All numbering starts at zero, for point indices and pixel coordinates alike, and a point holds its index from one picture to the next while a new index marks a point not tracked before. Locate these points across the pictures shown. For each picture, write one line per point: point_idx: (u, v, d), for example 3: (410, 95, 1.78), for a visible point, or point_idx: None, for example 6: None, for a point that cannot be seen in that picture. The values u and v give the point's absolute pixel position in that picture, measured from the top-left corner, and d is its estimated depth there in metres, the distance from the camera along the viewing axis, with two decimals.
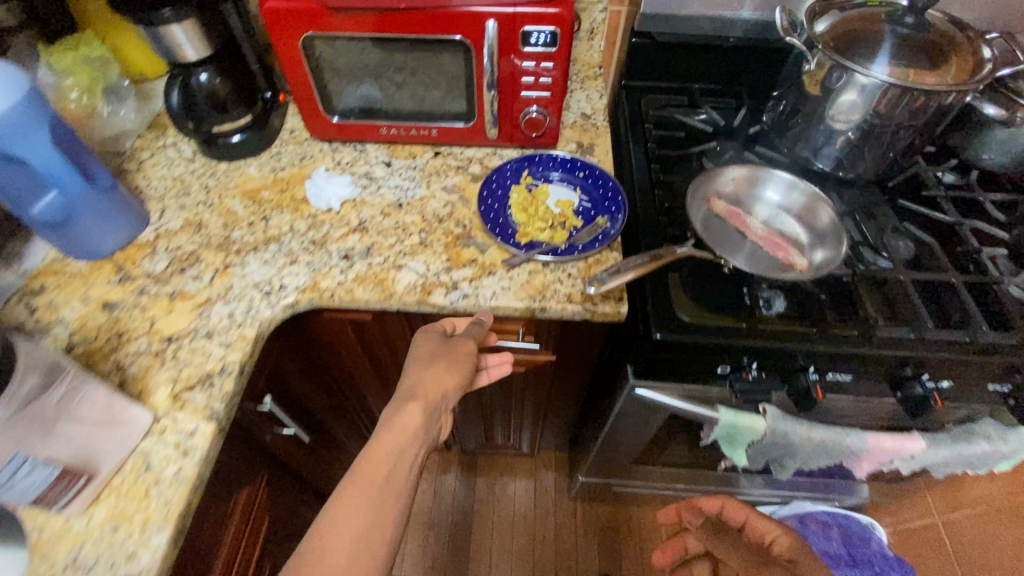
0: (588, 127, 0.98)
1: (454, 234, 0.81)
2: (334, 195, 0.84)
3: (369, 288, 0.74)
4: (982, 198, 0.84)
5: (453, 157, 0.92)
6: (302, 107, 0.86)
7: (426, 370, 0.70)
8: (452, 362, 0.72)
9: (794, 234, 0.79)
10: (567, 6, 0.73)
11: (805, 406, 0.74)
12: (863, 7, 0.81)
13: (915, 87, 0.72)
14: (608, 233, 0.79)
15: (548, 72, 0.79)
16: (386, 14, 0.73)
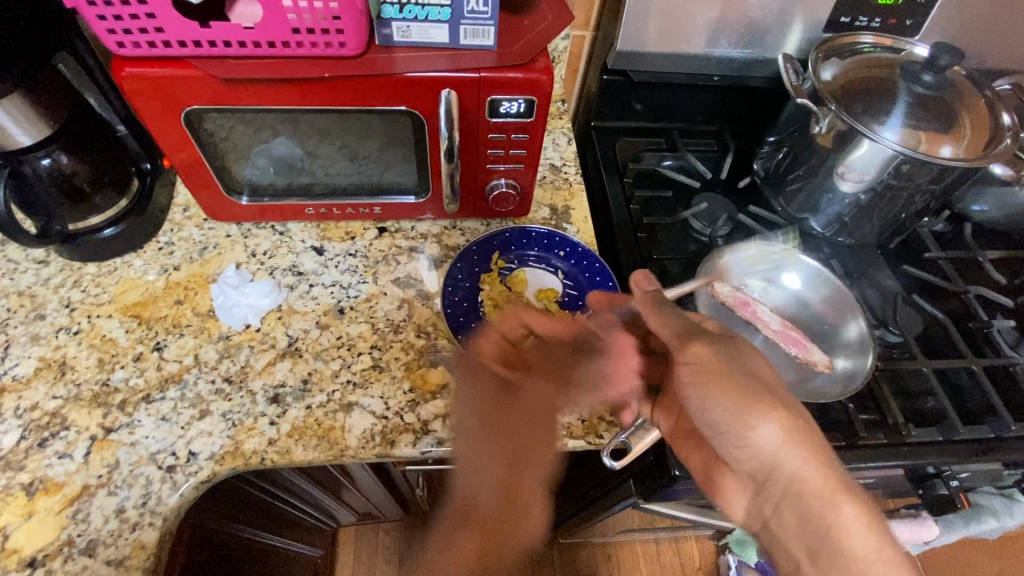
0: (559, 183, 0.83)
1: (416, 348, 0.65)
2: (250, 310, 0.64)
3: (313, 446, 0.57)
4: (981, 259, 0.79)
5: (402, 236, 0.74)
6: (198, 188, 0.65)
7: (463, 478, 0.52)
8: (531, 434, 0.53)
9: (808, 323, 0.70)
10: (545, 69, 0.58)
11: None
12: (864, 55, 0.72)
13: (934, 161, 0.65)
14: (604, 337, 0.66)
15: (521, 144, 0.63)
16: (306, 85, 0.54)
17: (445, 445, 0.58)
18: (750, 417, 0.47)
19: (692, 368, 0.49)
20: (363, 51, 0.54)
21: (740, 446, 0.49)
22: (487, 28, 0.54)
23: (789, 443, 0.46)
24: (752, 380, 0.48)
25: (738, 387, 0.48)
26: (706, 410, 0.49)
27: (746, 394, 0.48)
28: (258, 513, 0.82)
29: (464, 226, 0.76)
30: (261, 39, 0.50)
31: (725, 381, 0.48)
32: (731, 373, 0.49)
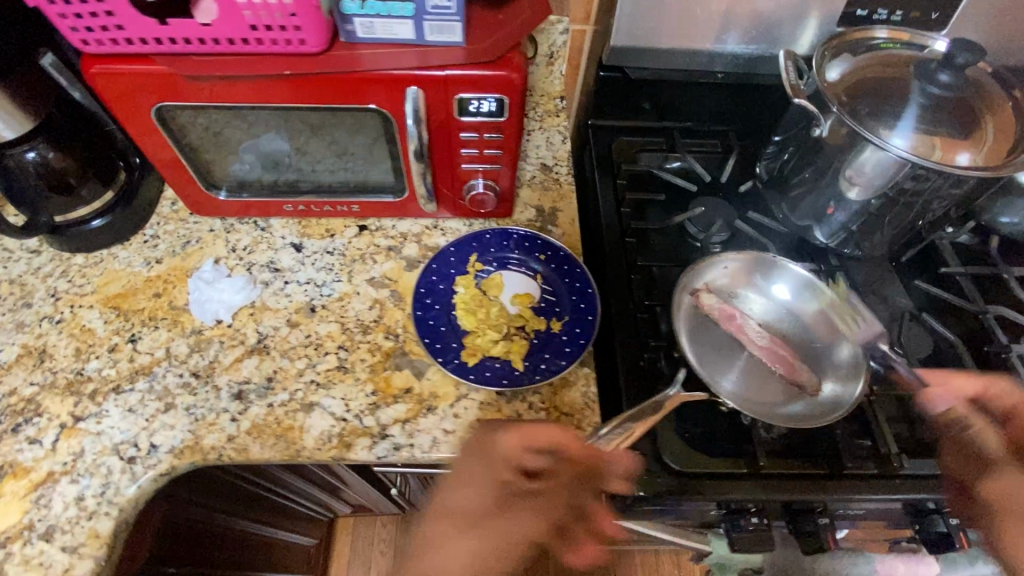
0: (549, 184, 0.80)
1: (383, 350, 0.64)
2: (223, 305, 0.65)
3: (270, 445, 0.57)
4: (1005, 276, 0.73)
5: (382, 234, 0.73)
6: (177, 183, 0.66)
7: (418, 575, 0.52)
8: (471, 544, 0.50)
9: (802, 341, 0.65)
10: (517, 67, 0.55)
11: (816, 553, 0.62)
12: (878, 52, 0.67)
13: (945, 169, 0.59)
14: (577, 347, 0.63)
15: (496, 144, 0.61)
16: (269, 82, 0.53)
17: (401, 451, 0.57)
18: (1005, 466, 0.55)
19: (969, 406, 0.58)
20: (326, 47, 0.52)
21: (989, 498, 0.54)
22: (453, 24, 0.51)
23: (1019, 479, 0.54)
24: (991, 427, 0.56)
25: (976, 438, 0.56)
26: (979, 449, 0.56)
27: (985, 431, 0.56)
28: (243, 505, 0.83)
29: (445, 226, 0.74)
30: (220, 35, 0.50)
31: (993, 447, 0.56)
32: (991, 442, 0.56)
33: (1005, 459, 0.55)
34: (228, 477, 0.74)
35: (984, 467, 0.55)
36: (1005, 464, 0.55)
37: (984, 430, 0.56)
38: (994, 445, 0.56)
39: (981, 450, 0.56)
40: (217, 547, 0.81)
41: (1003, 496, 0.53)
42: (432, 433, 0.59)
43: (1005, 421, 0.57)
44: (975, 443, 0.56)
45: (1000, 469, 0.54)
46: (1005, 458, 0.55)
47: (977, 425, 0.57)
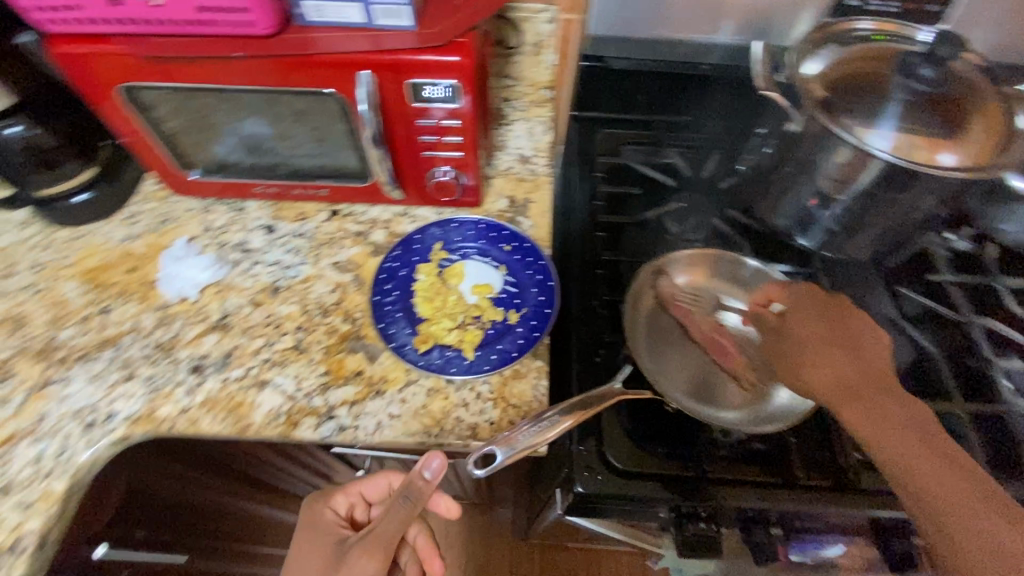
0: (524, 176, 0.79)
1: (339, 333, 0.64)
2: (189, 283, 0.68)
3: (221, 418, 0.59)
4: (999, 286, 0.68)
5: (352, 219, 0.74)
6: (153, 161, 0.68)
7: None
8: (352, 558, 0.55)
9: (761, 340, 0.63)
10: (468, 52, 0.55)
11: (767, 563, 0.60)
12: (867, 43, 0.63)
13: (924, 170, 0.56)
14: (530, 338, 0.63)
15: (453, 130, 0.61)
16: (224, 64, 0.55)
17: (345, 433, 0.58)
18: (835, 353, 0.54)
19: (784, 334, 0.58)
20: (278, 30, 0.54)
21: (853, 408, 0.50)
22: (401, 7, 0.52)
23: (862, 368, 0.53)
24: (838, 333, 0.56)
25: (801, 348, 0.56)
26: (828, 369, 0.53)
27: (805, 323, 0.57)
28: (243, 483, 0.84)
29: (415, 213, 0.75)
30: (172, 17, 0.51)
31: (814, 341, 0.56)
32: (789, 332, 0.58)
33: (809, 341, 0.56)
34: (213, 450, 0.74)
35: (809, 377, 0.54)
36: (824, 355, 0.55)
37: (801, 322, 0.58)
38: (794, 308, 0.59)
39: (812, 375, 0.54)
40: (217, 525, 0.82)
41: (850, 388, 0.52)
42: (377, 417, 0.59)
43: (823, 301, 0.59)
44: (805, 368, 0.55)
45: (829, 364, 0.54)
46: (835, 355, 0.54)
47: (789, 343, 0.57)
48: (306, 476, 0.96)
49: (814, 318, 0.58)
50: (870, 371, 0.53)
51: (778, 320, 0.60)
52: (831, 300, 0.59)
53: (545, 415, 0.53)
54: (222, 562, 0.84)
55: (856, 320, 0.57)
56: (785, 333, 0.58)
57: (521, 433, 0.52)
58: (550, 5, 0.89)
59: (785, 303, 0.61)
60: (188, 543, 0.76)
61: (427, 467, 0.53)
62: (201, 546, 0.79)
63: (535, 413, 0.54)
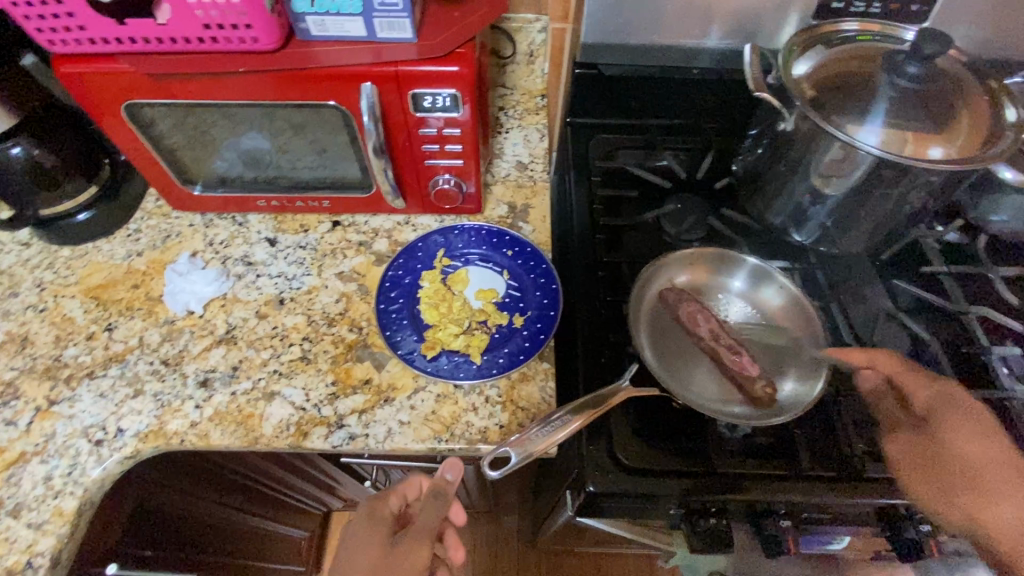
0: (523, 181, 0.81)
1: (346, 342, 0.65)
2: (194, 296, 0.67)
3: (230, 431, 0.59)
4: (992, 275, 0.70)
5: (354, 229, 0.75)
6: (156, 180, 0.69)
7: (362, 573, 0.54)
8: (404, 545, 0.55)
9: (766, 332, 0.64)
10: (467, 62, 0.56)
11: (776, 555, 0.61)
12: (852, 43, 0.65)
13: (913, 164, 0.58)
14: (536, 340, 0.64)
15: (454, 139, 0.62)
16: (228, 79, 0.55)
17: (356, 441, 0.58)
18: (988, 485, 0.53)
19: (907, 446, 0.57)
20: (279, 45, 0.55)
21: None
22: (402, 20, 0.53)
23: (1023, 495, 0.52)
24: (955, 454, 0.55)
25: (957, 481, 0.54)
26: (980, 514, 0.52)
27: (922, 472, 0.55)
28: (241, 496, 0.85)
29: (416, 222, 0.75)
30: (176, 34, 0.52)
31: (947, 476, 0.54)
32: (926, 451, 0.56)
33: (969, 457, 0.55)
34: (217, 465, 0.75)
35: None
36: (976, 494, 0.53)
37: (945, 436, 0.56)
38: (932, 413, 0.57)
39: (960, 518, 0.53)
40: (217, 540, 0.83)
41: (1014, 535, 0.50)
42: (387, 424, 0.59)
43: (904, 399, 0.59)
44: (951, 503, 0.54)
45: (983, 512, 0.52)
46: (980, 498, 0.53)
47: (931, 458, 0.56)
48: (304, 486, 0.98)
49: (953, 432, 0.56)
50: (1013, 496, 0.52)
51: (887, 430, 0.59)
52: (969, 406, 0.57)
53: (553, 416, 0.53)
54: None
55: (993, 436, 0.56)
56: (925, 445, 0.56)
57: (532, 434, 0.52)
58: (541, 14, 0.88)
59: (917, 400, 0.59)
60: (190, 560, 0.77)
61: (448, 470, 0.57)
62: (204, 562, 0.80)
63: (545, 415, 0.54)
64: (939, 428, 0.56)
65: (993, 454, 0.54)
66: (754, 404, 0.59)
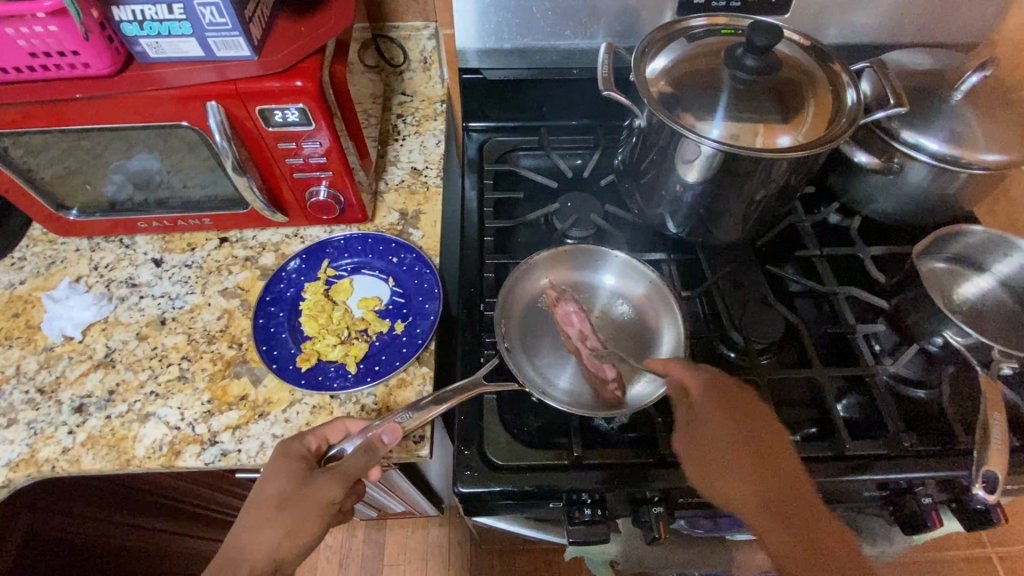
0: (416, 188, 0.82)
1: (225, 359, 0.65)
2: (71, 322, 0.67)
3: (102, 455, 0.59)
4: (863, 255, 0.72)
5: (241, 245, 0.75)
6: (27, 206, 0.69)
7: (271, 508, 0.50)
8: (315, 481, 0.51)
9: (631, 329, 0.65)
10: (312, 75, 0.56)
11: (652, 542, 0.61)
12: (708, 38, 0.67)
13: (757, 155, 0.59)
14: (413, 345, 0.65)
15: (315, 152, 0.62)
16: (71, 106, 0.55)
17: (229, 457, 0.59)
18: (760, 476, 0.49)
19: (682, 432, 0.53)
20: (115, 68, 0.55)
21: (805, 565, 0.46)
22: (235, 39, 0.54)
23: (793, 481, 0.50)
24: (727, 438, 0.51)
25: (720, 460, 0.51)
26: (749, 501, 0.49)
27: (700, 456, 0.51)
28: (157, 515, 0.85)
29: (305, 234, 0.76)
30: (6, 64, 0.52)
31: (721, 462, 0.51)
32: (700, 434, 0.52)
33: (744, 443, 0.51)
34: (120, 488, 0.75)
35: (808, 497, 0.49)
36: (750, 483, 0.49)
37: (714, 420, 0.52)
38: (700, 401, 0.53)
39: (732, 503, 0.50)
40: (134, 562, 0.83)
41: (783, 525, 0.48)
42: (260, 438, 0.60)
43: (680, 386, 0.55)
44: (722, 489, 0.50)
45: (757, 501, 0.49)
46: (753, 487, 0.49)
47: (704, 443, 0.52)
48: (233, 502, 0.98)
49: (722, 416, 0.52)
50: (786, 486, 0.49)
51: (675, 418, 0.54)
52: (739, 393, 0.53)
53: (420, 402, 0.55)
54: None
55: (763, 419, 0.53)
56: (700, 428, 0.52)
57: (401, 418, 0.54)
58: (428, 21, 0.91)
59: (690, 386, 0.54)
60: None
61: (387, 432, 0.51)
62: None
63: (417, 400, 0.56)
64: (702, 410, 0.53)
65: (759, 432, 0.52)
66: (616, 400, 0.60)
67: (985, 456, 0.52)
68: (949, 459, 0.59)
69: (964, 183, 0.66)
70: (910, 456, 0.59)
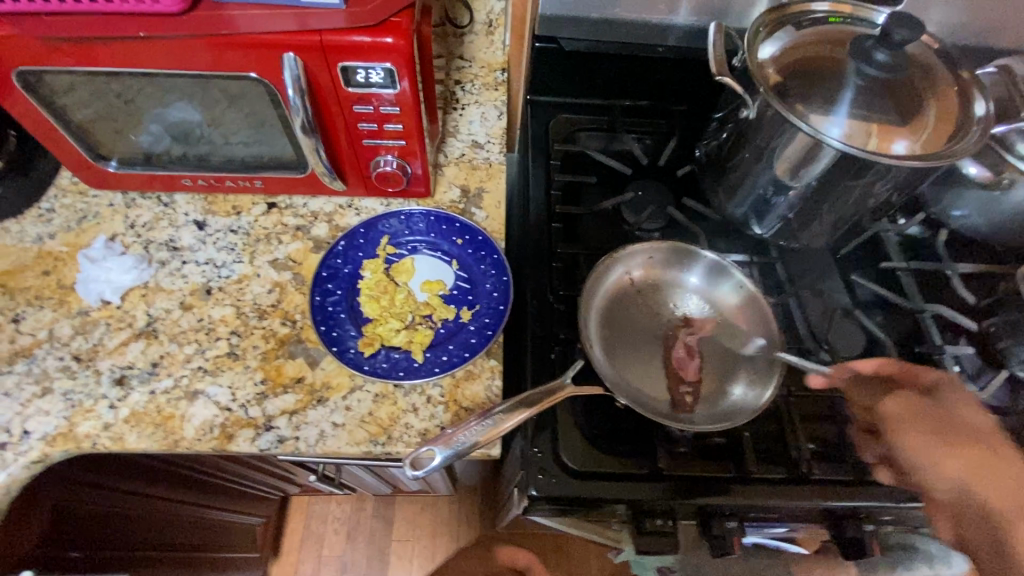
0: (478, 163, 0.76)
1: (278, 337, 0.60)
2: (108, 285, 0.61)
3: (148, 434, 0.54)
4: (949, 272, 0.69)
5: (291, 212, 0.69)
6: (60, 152, 0.62)
7: None
8: None
9: (728, 340, 0.61)
10: (406, 32, 0.50)
11: (722, 556, 0.59)
12: (822, 26, 0.62)
13: (876, 160, 0.55)
14: (483, 335, 0.61)
15: (393, 117, 0.57)
16: (130, 45, 0.49)
17: (285, 445, 0.55)
18: (991, 461, 0.52)
19: (892, 417, 0.55)
20: (186, 6, 0.48)
21: (1022, 518, 0.50)
22: None
23: (1009, 473, 0.52)
24: (975, 429, 0.54)
25: (958, 431, 0.53)
26: (984, 473, 0.52)
27: (984, 469, 0.52)
28: (183, 488, 0.83)
29: (360, 205, 0.70)
30: None
31: (939, 440, 0.53)
32: (932, 423, 0.54)
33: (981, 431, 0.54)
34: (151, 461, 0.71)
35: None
36: (975, 457, 0.52)
37: (967, 413, 0.55)
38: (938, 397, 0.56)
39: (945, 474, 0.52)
40: (149, 532, 0.82)
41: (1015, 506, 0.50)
42: (319, 427, 0.56)
43: (886, 382, 0.58)
44: (943, 465, 0.52)
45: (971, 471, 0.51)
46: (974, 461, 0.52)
47: (944, 420, 0.54)
48: (256, 475, 0.95)
49: (961, 408, 0.55)
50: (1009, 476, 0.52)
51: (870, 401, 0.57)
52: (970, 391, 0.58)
53: (495, 409, 0.50)
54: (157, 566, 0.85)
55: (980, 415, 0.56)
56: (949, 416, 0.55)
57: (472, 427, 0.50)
58: None
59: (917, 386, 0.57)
60: (118, 557, 0.76)
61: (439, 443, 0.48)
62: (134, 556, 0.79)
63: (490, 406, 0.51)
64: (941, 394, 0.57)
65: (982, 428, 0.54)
66: (687, 408, 0.57)
67: None
68: None
69: None
70: None
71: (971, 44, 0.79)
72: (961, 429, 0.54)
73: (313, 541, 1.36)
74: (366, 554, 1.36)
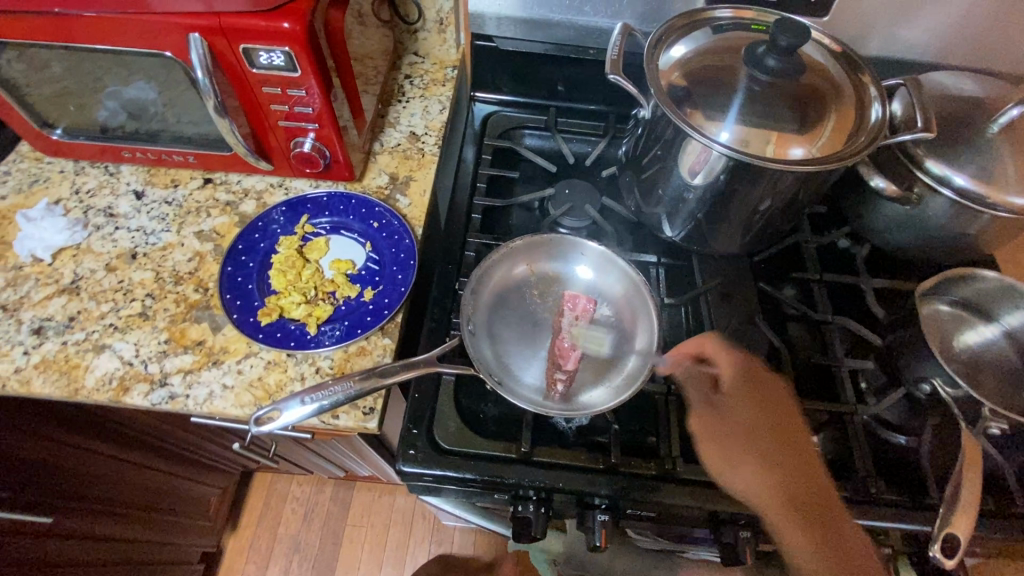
0: (411, 153, 0.78)
1: (188, 302, 0.64)
2: (41, 244, 0.66)
3: (52, 380, 0.58)
4: (865, 286, 0.68)
5: (224, 188, 0.73)
6: (14, 122, 0.67)
7: None
8: None
9: (608, 328, 0.63)
10: (302, 19, 0.53)
11: (594, 550, 0.59)
12: (734, 31, 0.63)
13: (761, 163, 0.55)
14: (379, 313, 0.63)
15: (301, 100, 0.60)
16: (51, 20, 0.54)
17: (175, 401, 0.58)
18: (791, 462, 0.54)
19: (696, 438, 0.57)
20: None
21: (795, 526, 0.51)
22: None
23: (801, 474, 0.53)
24: (748, 432, 0.56)
25: (739, 444, 0.55)
26: (766, 478, 0.53)
27: (771, 472, 0.53)
28: (128, 447, 0.87)
29: (290, 185, 0.74)
30: None
31: (729, 449, 0.55)
32: (724, 431, 0.56)
33: (749, 429, 0.56)
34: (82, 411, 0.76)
35: (803, 486, 0.52)
36: (755, 463, 0.54)
37: (739, 412, 0.57)
38: (736, 388, 0.58)
39: (745, 484, 0.53)
40: (86, 487, 0.85)
41: (805, 510, 0.51)
42: (209, 387, 0.59)
43: (685, 384, 0.59)
44: (736, 475, 0.54)
45: (765, 479, 0.53)
46: (762, 468, 0.53)
47: (721, 431, 0.56)
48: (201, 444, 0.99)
49: (756, 404, 0.57)
50: (810, 474, 0.53)
51: (693, 407, 0.58)
52: (768, 381, 0.58)
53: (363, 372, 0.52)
54: (92, 523, 0.87)
55: (787, 408, 0.56)
56: (722, 418, 0.57)
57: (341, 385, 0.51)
58: None
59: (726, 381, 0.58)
60: (49, 504, 0.78)
61: (308, 393, 0.50)
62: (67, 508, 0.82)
63: (363, 370, 0.53)
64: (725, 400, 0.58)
65: (781, 428, 0.55)
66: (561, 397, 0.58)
67: (949, 516, 0.48)
68: (913, 513, 0.55)
69: (985, 224, 0.61)
70: (878, 505, 0.56)
71: (917, 64, 0.78)
72: (755, 435, 0.55)
73: (271, 518, 1.41)
74: (321, 533, 1.40)
